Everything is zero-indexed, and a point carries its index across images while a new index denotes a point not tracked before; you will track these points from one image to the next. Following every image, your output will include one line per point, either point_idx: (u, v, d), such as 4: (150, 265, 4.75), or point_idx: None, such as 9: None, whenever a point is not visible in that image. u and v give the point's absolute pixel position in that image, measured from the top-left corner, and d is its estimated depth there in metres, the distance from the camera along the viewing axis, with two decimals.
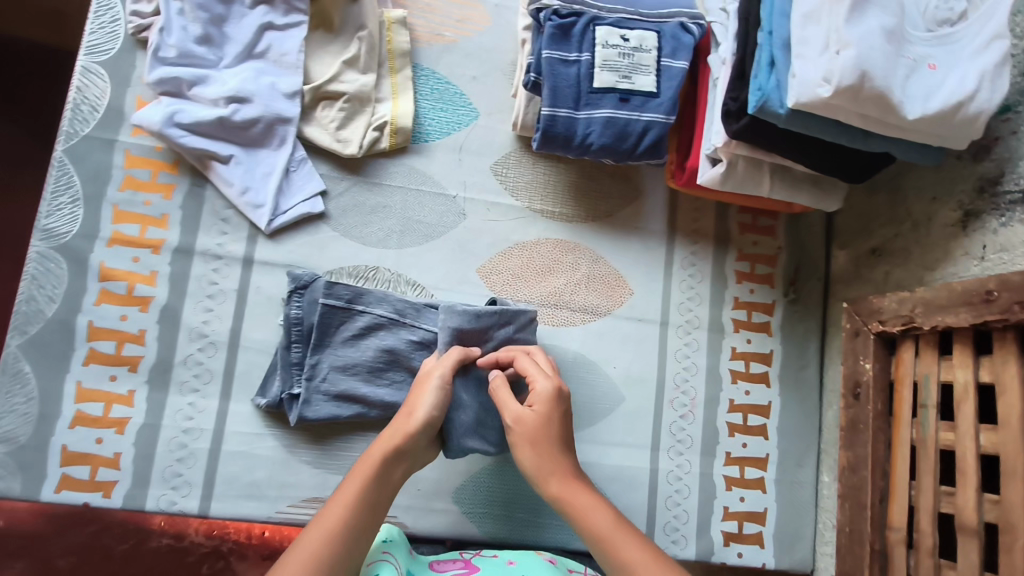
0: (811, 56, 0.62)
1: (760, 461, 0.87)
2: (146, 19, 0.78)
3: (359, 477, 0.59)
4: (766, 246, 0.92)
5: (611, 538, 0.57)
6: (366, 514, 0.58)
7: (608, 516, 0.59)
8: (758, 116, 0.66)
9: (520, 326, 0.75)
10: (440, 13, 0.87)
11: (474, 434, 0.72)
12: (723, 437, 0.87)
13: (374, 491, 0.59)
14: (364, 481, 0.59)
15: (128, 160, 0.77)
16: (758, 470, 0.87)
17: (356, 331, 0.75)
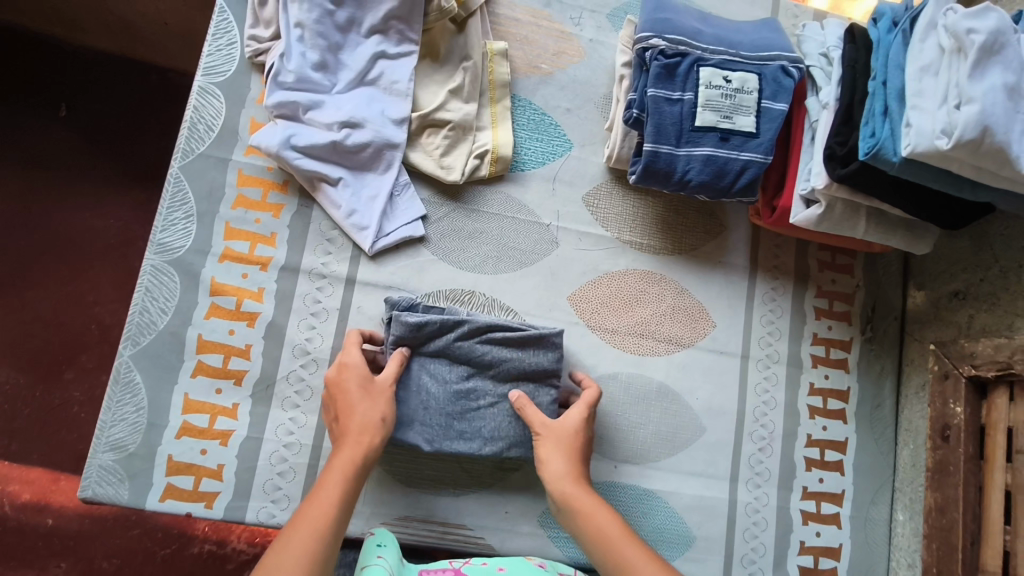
0: (928, 108, 0.64)
1: (836, 496, 0.88)
2: (263, 43, 0.82)
3: (338, 473, 0.63)
4: (843, 284, 0.92)
5: (613, 540, 0.65)
6: (345, 507, 0.62)
7: (612, 525, 0.66)
8: (869, 163, 0.68)
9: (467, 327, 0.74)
10: (538, 46, 0.90)
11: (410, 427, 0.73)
12: (800, 471, 0.87)
13: (347, 492, 0.62)
14: (347, 476, 0.63)
15: (241, 179, 0.80)
16: (834, 506, 0.87)
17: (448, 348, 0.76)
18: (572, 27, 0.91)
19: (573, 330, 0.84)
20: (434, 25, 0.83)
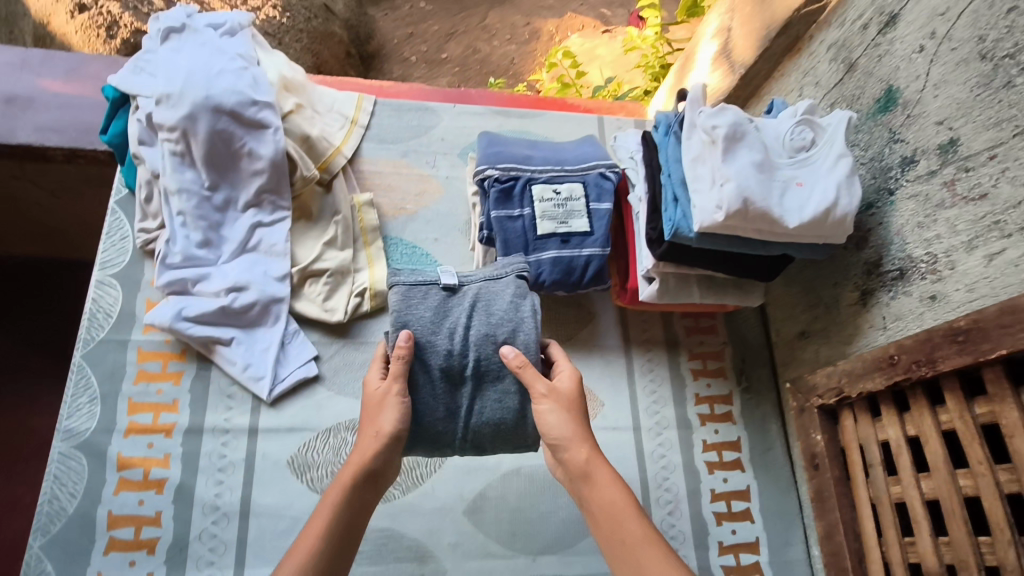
0: (705, 190, 0.77)
1: (751, 545, 0.92)
2: (152, 232, 0.92)
3: (328, 505, 0.61)
4: (711, 343, 1.02)
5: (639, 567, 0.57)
6: (343, 532, 0.60)
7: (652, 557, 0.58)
8: (674, 241, 0.80)
9: (468, 321, 0.72)
10: (401, 190, 1.03)
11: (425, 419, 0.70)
12: (712, 527, 0.91)
13: (344, 519, 0.61)
14: (341, 500, 0.61)
15: (141, 356, 0.87)
16: (751, 555, 0.91)
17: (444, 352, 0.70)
18: (429, 169, 1.05)
19: None
20: (302, 191, 0.95)
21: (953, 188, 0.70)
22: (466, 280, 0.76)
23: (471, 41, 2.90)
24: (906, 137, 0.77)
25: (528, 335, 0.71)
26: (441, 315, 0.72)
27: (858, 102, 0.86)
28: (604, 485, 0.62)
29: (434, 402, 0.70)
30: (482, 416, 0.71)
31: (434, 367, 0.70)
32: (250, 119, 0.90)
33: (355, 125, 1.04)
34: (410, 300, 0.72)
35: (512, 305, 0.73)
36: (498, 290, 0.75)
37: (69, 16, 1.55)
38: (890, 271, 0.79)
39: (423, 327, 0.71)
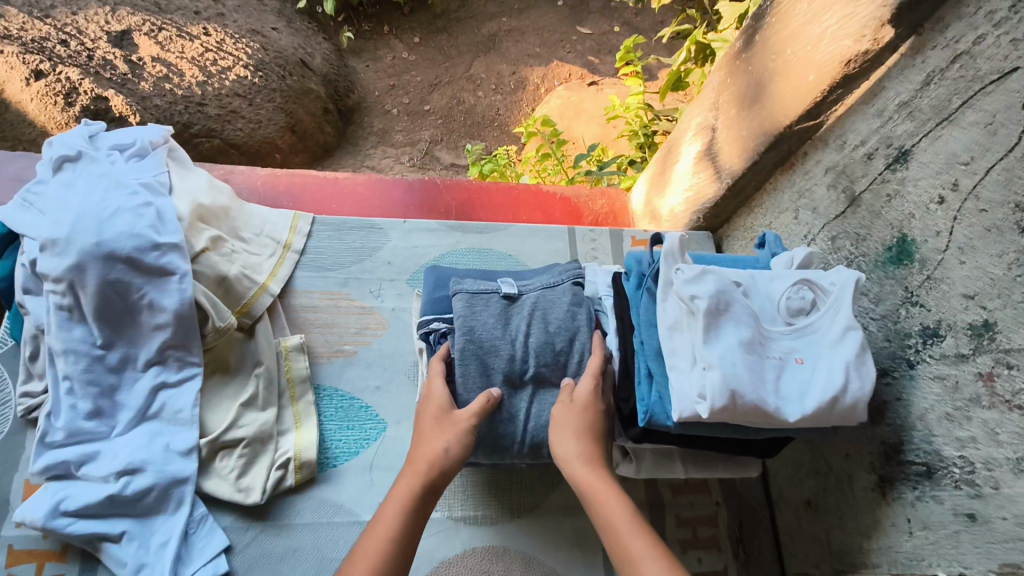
0: (684, 370, 0.63)
1: None
2: (36, 397, 0.78)
3: (383, 527, 0.64)
4: (702, 505, 0.87)
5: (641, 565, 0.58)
6: (406, 543, 0.64)
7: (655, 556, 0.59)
8: (649, 426, 0.66)
9: (530, 325, 0.76)
10: (338, 327, 0.89)
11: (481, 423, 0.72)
12: None
13: (412, 518, 0.65)
14: (403, 512, 0.65)
15: (11, 557, 0.72)
16: None
17: (507, 356, 0.74)
18: (373, 301, 0.92)
19: None
20: (216, 342, 0.82)
21: (992, 384, 0.56)
22: (525, 288, 0.79)
23: (456, 92, 2.80)
24: (926, 302, 0.64)
25: (584, 343, 0.75)
26: (503, 324, 0.76)
27: (865, 244, 0.73)
28: (599, 499, 0.64)
29: (493, 403, 0.73)
30: (539, 419, 0.73)
31: (498, 370, 0.73)
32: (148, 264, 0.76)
33: (287, 251, 0.92)
34: (473, 308, 0.76)
35: (571, 311, 0.76)
36: (554, 297, 0.78)
37: (25, 84, 1.73)
38: (915, 465, 0.64)
39: (488, 333, 0.75)
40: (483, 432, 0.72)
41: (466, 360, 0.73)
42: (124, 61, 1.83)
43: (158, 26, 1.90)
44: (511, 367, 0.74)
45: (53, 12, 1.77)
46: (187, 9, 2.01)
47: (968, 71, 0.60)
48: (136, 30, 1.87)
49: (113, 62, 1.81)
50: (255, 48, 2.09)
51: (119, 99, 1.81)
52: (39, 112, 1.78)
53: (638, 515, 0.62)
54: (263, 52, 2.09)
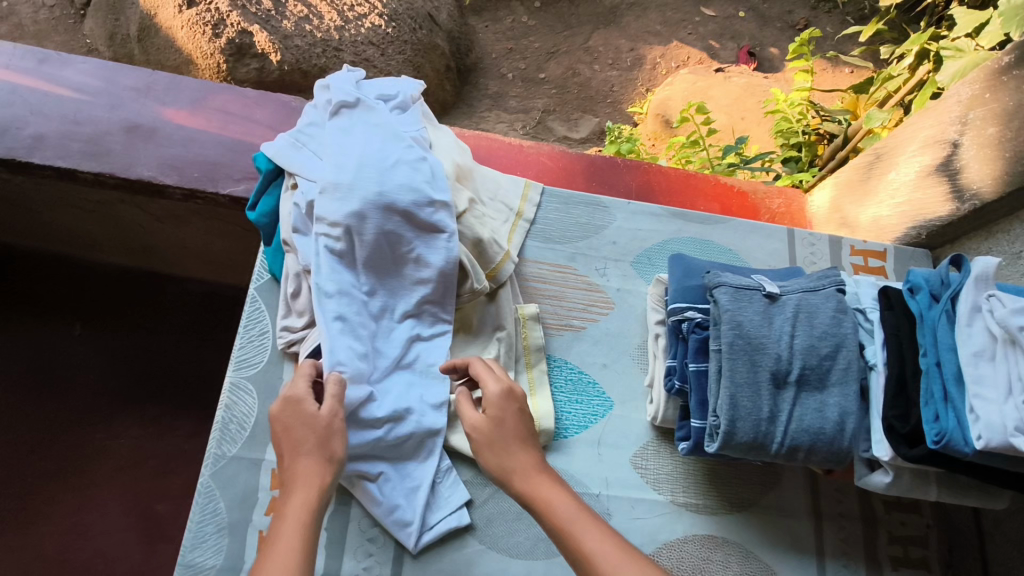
0: (993, 399, 0.63)
1: None
2: (296, 332, 0.81)
3: (286, 545, 0.57)
4: (913, 526, 0.86)
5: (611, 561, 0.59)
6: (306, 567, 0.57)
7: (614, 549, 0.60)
8: (939, 449, 0.65)
9: (797, 328, 0.75)
10: (567, 301, 0.90)
11: (745, 418, 0.72)
12: None
13: (308, 537, 0.59)
14: (303, 529, 0.59)
15: (274, 480, 0.76)
16: None
17: (775, 354, 0.74)
18: (599, 278, 0.92)
19: None
20: (467, 303, 0.83)
21: None
22: (786, 289, 0.78)
23: (573, 62, 2.73)
24: None
25: (851, 351, 0.74)
26: (768, 322, 0.76)
27: None
28: (545, 500, 0.65)
29: (757, 400, 0.72)
30: (801, 422, 0.72)
31: (764, 368, 0.73)
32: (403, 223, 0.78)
33: (520, 219, 0.92)
34: (739, 301, 0.76)
35: (836, 318, 0.76)
36: (817, 301, 0.77)
37: (177, 12, 1.75)
38: None
39: (755, 328, 0.75)
40: (745, 429, 0.72)
41: (735, 356, 0.73)
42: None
43: None
44: (778, 365, 0.73)
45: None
46: None
47: None
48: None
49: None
50: None
51: (263, 35, 1.78)
52: (188, 40, 1.79)
53: (582, 507, 0.64)
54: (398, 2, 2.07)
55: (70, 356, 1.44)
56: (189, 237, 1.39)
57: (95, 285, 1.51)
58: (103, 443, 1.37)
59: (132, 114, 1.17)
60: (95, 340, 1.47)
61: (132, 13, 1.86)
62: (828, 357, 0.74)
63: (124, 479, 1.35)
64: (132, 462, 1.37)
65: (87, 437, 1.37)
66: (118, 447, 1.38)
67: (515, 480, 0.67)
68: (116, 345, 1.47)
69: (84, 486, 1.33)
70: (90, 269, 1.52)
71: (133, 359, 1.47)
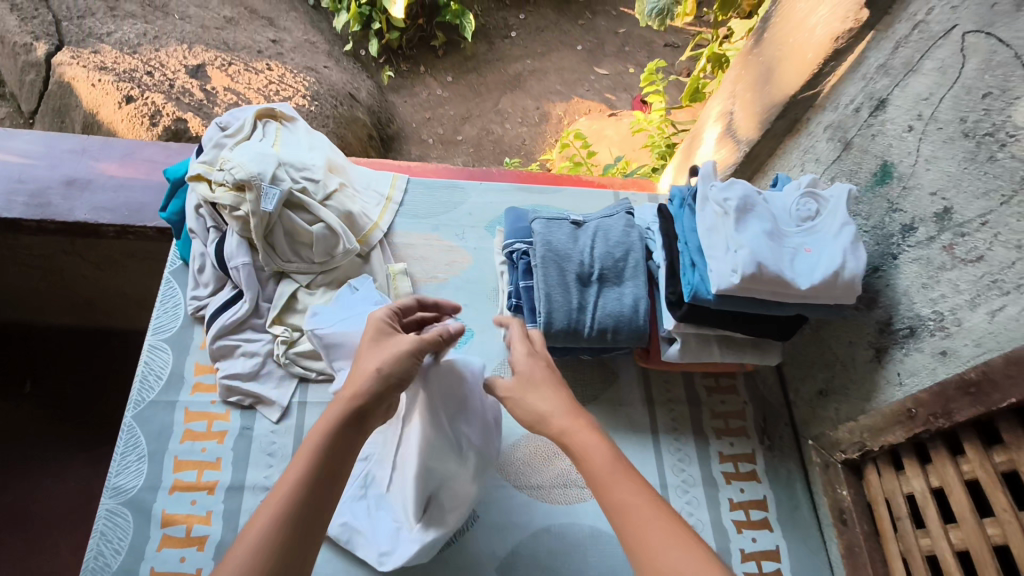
0: (720, 255, 0.83)
1: (772, 553, 0.92)
2: (203, 299, 1.00)
3: (303, 453, 0.63)
4: (732, 403, 1.05)
5: (640, 523, 0.63)
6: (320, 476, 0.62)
7: (645, 509, 0.64)
8: (693, 303, 0.86)
9: (595, 241, 0.96)
10: (432, 261, 1.10)
11: (559, 310, 0.91)
12: (734, 536, 0.92)
13: (333, 454, 0.63)
14: (324, 439, 0.64)
15: (187, 416, 0.92)
16: (773, 563, 0.91)
17: (578, 260, 0.94)
18: (458, 240, 1.13)
19: (503, 492, 0.93)
20: (343, 263, 1.02)
21: (952, 251, 0.76)
22: (586, 218, 1.01)
23: (486, 123, 2.80)
24: (903, 207, 0.83)
25: (638, 253, 0.95)
26: (573, 240, 0.97)
27: (857, 176, 0.93)
28: (581, 451, 0.69)
29: (567, 296, 0.92)
30: (603, 309, 0.92)
31: (571, 272, 0.94)
32: (271, 202, 0.95)
33: (389, 202, 1.14)
34: (550, 228, 0.98)
35: (625, 231, 0.98)
36: (612, 223, 0.99)
37: (117, 107, 1.72)
38: (900, 329, 0.84)
39: (563, 245, 0.96)
40: (560, 318, 0.91)
41: (547, 265, 0.93)
42: (201, 90, 1.87)
43: (228, 61, 2.04)
44: (580, 268, 0.94)
45: (140, 49, 1.92)
46: (252, 49, 2.21)
47: (925, 34, 0.81)
48: (210, 64, 1.98)
49: (191, 91, 1.84)
50: (312, 82, 2.17)
51: (197, 120, 1.76)
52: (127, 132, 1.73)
53: (618, 458, 0.68)
54: (318, 85, 2.20)
55: (10, 411, 1.47)
56: (127, 285, 1.53)
57: (35, 343, 1.58)
58: (45, 489, 1.41)
59: (70, 172, 1.36)
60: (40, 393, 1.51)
61: (77, 113, 1.78)
62: (620, 258, 0.95)
63: (76, 518, 1.39)
64: (87, 500, 1.41)
65: (40, 485, 1.41)
66: (71, 488, 1.42)
67: (557, 438, 0.72)
68: (57, 395, 1.52)
69: (36, 530, 1.36)
70: (34, 332, 1.61)
71: (82, 409, 1.52)
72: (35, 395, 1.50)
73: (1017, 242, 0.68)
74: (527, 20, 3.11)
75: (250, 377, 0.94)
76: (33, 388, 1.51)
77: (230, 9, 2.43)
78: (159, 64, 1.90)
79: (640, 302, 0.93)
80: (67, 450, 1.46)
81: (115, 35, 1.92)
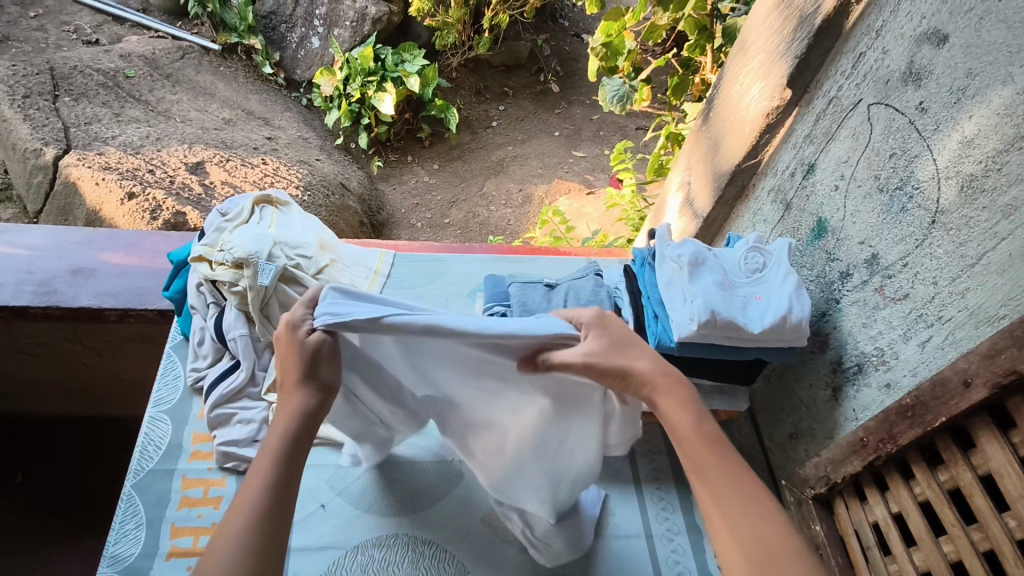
0: (679, 306, 0.90)
1: None
2: (202, 370, 1.07)
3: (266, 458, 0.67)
4: None
5: (726, 491, 0.65)
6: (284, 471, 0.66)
7: (729, 476, 0.66)
8: (658, 351, 0.92)
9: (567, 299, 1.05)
10: None
11: None
12: None
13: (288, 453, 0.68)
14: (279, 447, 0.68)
15: (185, 483, 0.96)
16: None
17: None
18: (442, 308, 1.20)
19: (491, 546, 0.94)
20: None
21: (883, 292, 0.85)
22: (559, 281, 1.10)
23: (472, 207, 2.87)
24: (840, 256, 0.94)
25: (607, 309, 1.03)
26: (547, 300, 1.05)
27: (798, 233, 1.04)
28: (667, 417, 0.70)
29: None
30: None
31: None
32: (267, 276, 1.03)
33: (377, 275, 1.23)
34: (525, 291, 1.06)
35: (595, 289, 1.06)
36: (582, 283, 1.08)
37: (120, 203, 1.81)
38: (851, 367, 0.91)
39: (538, 305, 1.04)
40: None
41: None
42: (200, 184, 2.00)
43: (226, 159, 2.18)
44: None
45: (143, 150, 2.06)
46: (249, 146, 2.37)
47: (838, 107, 0.95)
48: (209, 161, 2.13)
49: (190, 186, 1.96)
50: (305, 174, 2.32)
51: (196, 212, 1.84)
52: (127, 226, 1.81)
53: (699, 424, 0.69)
54: (311, 176, 2.35)
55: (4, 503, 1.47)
56: (125, 371, 1.57)
57: (32, 435, 1.61)
58: None
59: (76, 262, 1.44)
60: (33, 484, 1.52)
61: (80, 211, 1.87)
62: None
63: None
64: None
65: None
66: None
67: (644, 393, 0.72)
68: (52, 486, 1.52)
69: None
70: (30, 423, 1.63)
71: (74, 499, 1.52)
72: (27, 486, 1.51)
73: (932, 279, 0.78)
74: (506, 112, 3.37)
75: (247, 443, 0.98)
76: (24, 479, 1.52)
77: (230, 112, 2.64)
78: (161, 164, 2.04)
79: None
80: (55, 540, 1.45)
81: (119, 139, 2.08)
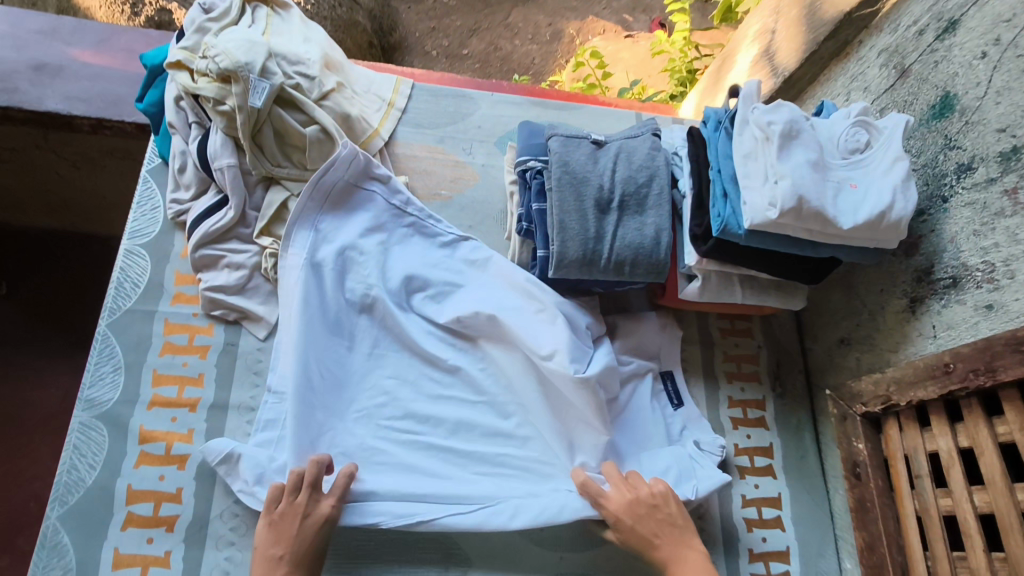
0: (756, 186, 0.75)
1: (773, 500, 0.90)
2: (184, 204, 0.92)
3: None
4: (746, 346, 1.00)
5: None
6: None
7: None
8: (721, 237, 0.78)
9: (617, 162, 0.88)
10: (436, 177, 1.02)
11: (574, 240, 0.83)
12: (737, 480, 0.90)
13: None
14: None
15: (167, 328, 0.86)
16: (773, 509, 0.90)
17: (601, 185, 0.86)
18: (464, 156, 1.04)
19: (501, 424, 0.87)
20: None
21: (1015, 196, 0.69)
22: (610, 138, 0.92)
23: (495, 39, 2.53)
24: (964, 144, 0.76)
25: (663, 179, 0.87)
26: (593, 161, 0.88)
27: (911, 107, 0.84)
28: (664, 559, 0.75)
29: (585, 223, 0.84)
30: (623, 240, 0.84)
31: (589, 198, 0.85)
32: (260, 97, 0.85)
33: (392, 108, 1.03)
34: (567, 147, 0.88)
35: (651, 154, 0.88)
36: (635, 145, 0.90)
37: None
38: (942, 279, 0.78)
39: (582, 166, 0.87)
40: (575, 248, 0.83)
41: (564, 188, 0.85)
42: None
43: None
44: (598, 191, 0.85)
45: None
46: None
47: None
48: None
49: None
50: None
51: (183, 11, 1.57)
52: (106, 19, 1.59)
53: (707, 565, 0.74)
54: None
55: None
56: (105, 188, 1.41)
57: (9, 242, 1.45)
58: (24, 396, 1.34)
59: (38, 53, 1.21)
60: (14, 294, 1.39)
61: None
62: (644, 186, 0.86)
63: (57, 427, 1.33)
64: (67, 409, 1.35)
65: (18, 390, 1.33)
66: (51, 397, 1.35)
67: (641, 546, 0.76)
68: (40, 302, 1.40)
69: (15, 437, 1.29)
70: None
71: (64, 313, 1.41)
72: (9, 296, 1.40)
73: None
74: None
75: (236, 291, 0.87)
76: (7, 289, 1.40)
77: None
78: None
79: (662, 234, 0.85)
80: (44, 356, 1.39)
81: None
